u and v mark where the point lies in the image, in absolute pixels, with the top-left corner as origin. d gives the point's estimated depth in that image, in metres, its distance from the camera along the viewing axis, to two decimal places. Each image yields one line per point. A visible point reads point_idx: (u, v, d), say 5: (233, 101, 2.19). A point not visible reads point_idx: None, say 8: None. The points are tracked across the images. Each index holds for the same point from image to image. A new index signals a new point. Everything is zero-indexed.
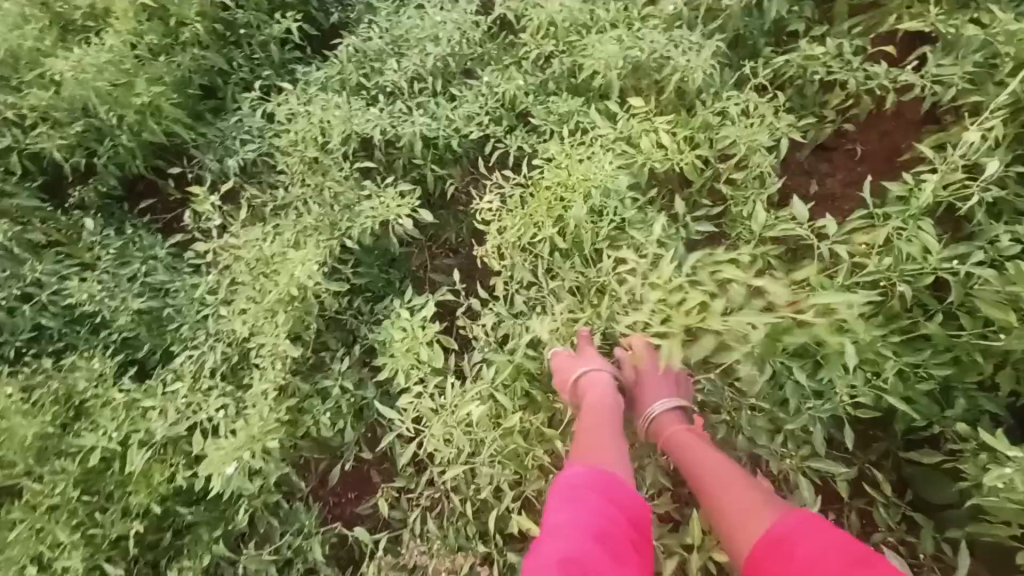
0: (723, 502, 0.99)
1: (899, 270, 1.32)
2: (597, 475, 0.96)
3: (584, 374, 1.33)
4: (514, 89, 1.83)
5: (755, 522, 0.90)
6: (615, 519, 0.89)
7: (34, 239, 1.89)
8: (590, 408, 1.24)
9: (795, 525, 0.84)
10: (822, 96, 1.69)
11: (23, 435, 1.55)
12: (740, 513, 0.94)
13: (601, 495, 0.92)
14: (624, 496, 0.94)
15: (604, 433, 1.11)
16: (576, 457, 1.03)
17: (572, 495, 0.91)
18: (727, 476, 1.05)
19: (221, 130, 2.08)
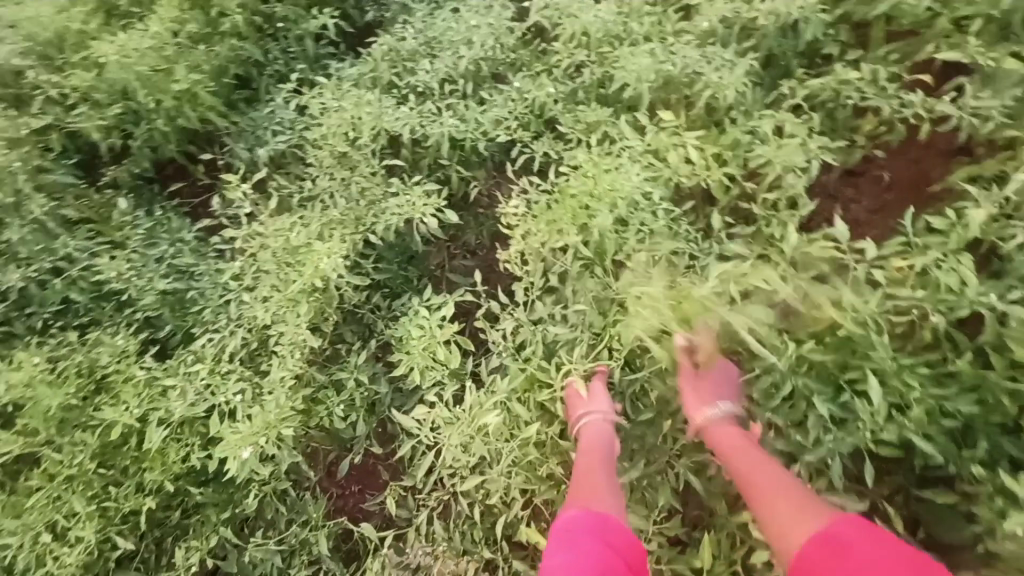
0: (773, 501, 1.08)
1: (935, 301, 1.33)
2: (593, 520, 1.08)
3: (588, 421, 1.38)
4: (543, 96, 1.84)
5: (803, 524, 0.99)
6: (614, 562, 1.00)
7: (68, 215, 1.94)
8: (587, 456, 1.31)
9: (845, 527, 0.94)
10: (855, 121, 1.66)
11: (47, 405, 1.58)
12: (789, 510, 1.03)
13: (596, 536, 1.04)
14: (618, 539, 1.06)
15: (599, 483, 1.22)
16: (573, 503, 1.15)
17: (572, 539, 1.04)
18: (774, 477, 1.13)
19: (253, 120, 2.12)
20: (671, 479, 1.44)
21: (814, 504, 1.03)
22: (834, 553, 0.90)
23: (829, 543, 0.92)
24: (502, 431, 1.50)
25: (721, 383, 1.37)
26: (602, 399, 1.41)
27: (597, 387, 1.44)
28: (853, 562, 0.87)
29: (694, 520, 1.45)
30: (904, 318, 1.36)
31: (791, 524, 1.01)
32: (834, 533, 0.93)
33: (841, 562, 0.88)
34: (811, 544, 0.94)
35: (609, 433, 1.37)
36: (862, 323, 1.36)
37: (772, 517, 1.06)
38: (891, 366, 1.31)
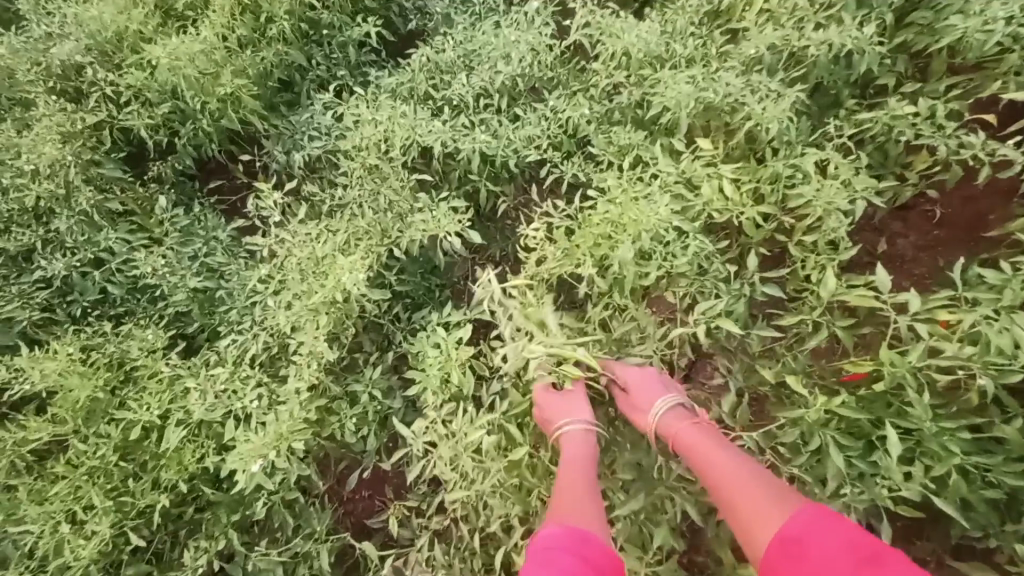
0: (737, 500, 1.00)
1: (984, 361, 1.20)
2: (570, 535, 0.99)
3: (569, 428, 1.34)
4: (578, 116, 1.80)
5: (766, 526, 0.90)
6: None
7: (112, 209, 2.01)
8: (574, 466, 1.26)
9: (807, 523, 0.85)
10: (906, 158, 1.57)
11: (77, 396, 1.64)
12: (751, 511, 0.95)
13: (572, 553, 0.95)
14: (596, 555, 0.97)
15: (579, 495, 1.13)
16: (550, 518, 1.06)
17: (546, 556, 0.95)
18: (737, 473, 1.05)
19: (292, 124, 2.16)
20: (669, 514, 1.36)
21: (777, 498, 0.94)
22: (800, 559, 0.82)
23: (793, 548, 0.84)
24: (507, 458, 1.45)
25: (643, 387, 1.37)
26: (579, 406, 1.38)
27: (569, 395, 1.41)
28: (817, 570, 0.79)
29: (701, 566, 1.41)
30: (948, 377, 1.25)
31: (754, 530, 0.93)
32: (797, 536, 0.85)
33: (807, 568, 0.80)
34: (776, 551, 0.86)
35: (589, 439, 1.33)
36: (897, 378, 1.27)
37: (738, 519, 0.98)
38: (932, 429, 1.21)
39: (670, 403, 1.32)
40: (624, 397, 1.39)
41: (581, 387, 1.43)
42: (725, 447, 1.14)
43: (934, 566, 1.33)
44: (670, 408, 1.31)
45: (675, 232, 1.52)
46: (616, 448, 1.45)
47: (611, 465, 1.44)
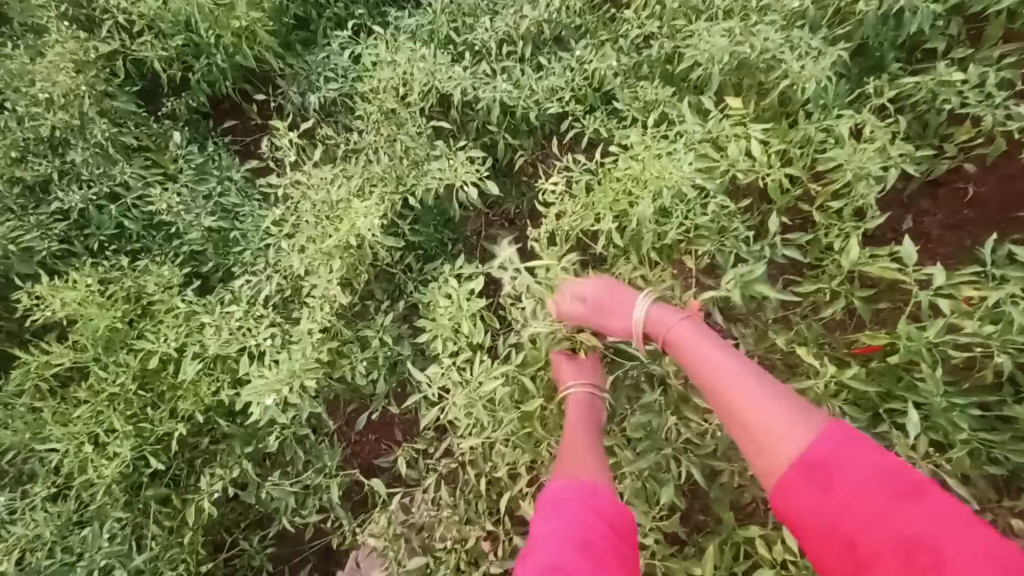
0: (744, 413, 0.90)
1: (1004, 339, 1.19)
2: (581, 488, 1.01)
3: (574, 390, 1.35)
4: (605, 67, 1.72)
5: (785, 449, 0.83)
6: (596, 527, 0.93)
7: (127, 142, 1.99)
8: (579, 423, 1.28)
9: (836, 449, 0.79)
10: (947, 128, 1.50)
11: (96, 325, 1.68)
12: (765, 430, 0.86)
13: (585, 504, 0.97)
14: (608, 505, 0.99)
15: (585, 451, 1.15)
16: (559, 471, 1.08)
17: (560, 507, 0.97)
18: (742, 381, 0.94)
19: (308, 64, 2.09)
20: (672, 472, 1.38)
21: (794, 415, 0.86)
22: (829, 486, 0.78)
23: (819, 475, 0.79)
24: (521, 413, 1.46)
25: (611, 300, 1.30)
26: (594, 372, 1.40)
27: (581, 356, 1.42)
28: (849, 501, 0.75)
29: (698, 522, 1.44)
30: (963, 354, 1.24)
31: (770, 451, 0.85)
32: (824, 462, 0.79)
33: (837, 497, 0.76)
34: (798, 475, 0.81)
35: (587, 400, 1.34)
36: (912, 353, 1.26)
37: (747, 435, 0.89)
38: (939, 404, 1.21)
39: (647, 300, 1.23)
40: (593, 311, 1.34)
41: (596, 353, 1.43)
42: (717, 347, 1.02)
43: None
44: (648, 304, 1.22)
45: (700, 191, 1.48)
46: (628, 409, 1.47)
47: (621, 422, 1.46)
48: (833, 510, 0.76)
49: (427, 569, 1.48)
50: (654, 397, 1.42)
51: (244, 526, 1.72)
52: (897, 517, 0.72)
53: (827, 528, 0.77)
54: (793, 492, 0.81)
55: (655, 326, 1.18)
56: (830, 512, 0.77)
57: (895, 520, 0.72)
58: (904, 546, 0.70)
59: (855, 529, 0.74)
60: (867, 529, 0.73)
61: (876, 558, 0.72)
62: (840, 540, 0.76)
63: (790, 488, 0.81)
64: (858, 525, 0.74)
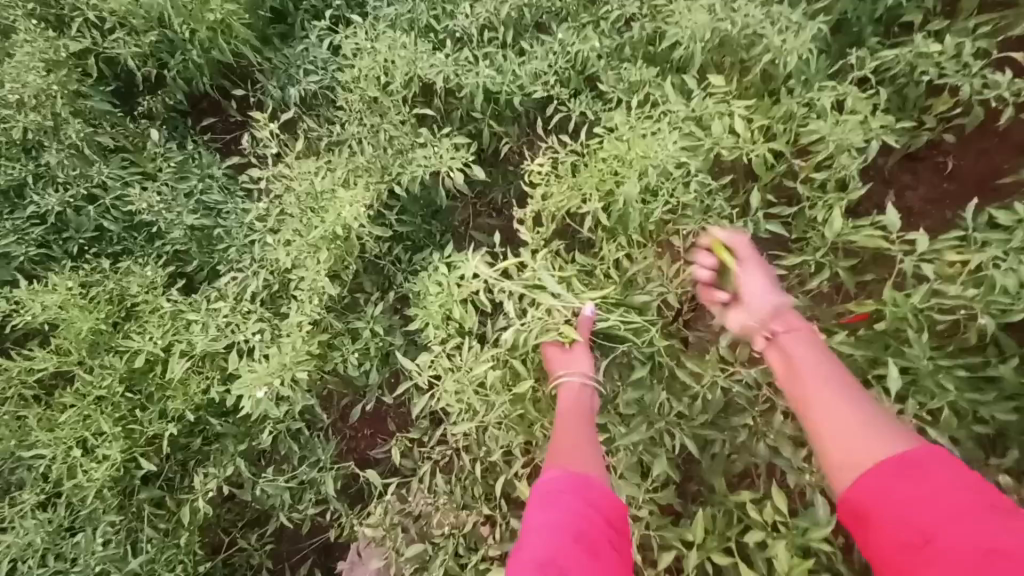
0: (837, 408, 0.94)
1: (987, 301, 1.21)
2: (576, 479, 0.99)
3: (563, 381, 1.33)
4: (587, 50, 1.70)
5: (872, 442, 0.86)
6: (592, 519, 0.93)
7: (104, 143, 1.95)
8: (573, 417, 1.26)
9: (929, 457, 0.81)
10: (925, 99, 1.50)
11: (79, 328, 1.65)
12: (853, 424, 0.90)
13: (580, 496, 0.96)
14: (603, 498, 0.98)
15: (580, 443, 1.13)
16: (554, 461, 1.07)
17: (554, 499, 0.96)
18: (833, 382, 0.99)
19: (287, 57, 2.05)
20: (667, 447, 1.39)
21: (888, 424, 0.89)
22: (911, 484, 0.80)
23: (902, 474, 0.81)
24: (512, 394, 1.46)
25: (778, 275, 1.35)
26: (587, 360, 1.36)
27: (572, 346, 1.38)
28: (931, 500, 0.77)
29: (694, 495, 1.44)
30: (948, 317, 1.25)
31: (852, 443, 0.88)
32: (912, 461, 0.82)
33: (917, 493, 0.78)
34: (881, 468, 0.83)
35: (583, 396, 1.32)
36: (899, 319, 1.28)
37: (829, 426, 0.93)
38: (926, 367, 1.24)
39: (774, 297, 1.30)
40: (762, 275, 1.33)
41: (582, 319, 1.40)
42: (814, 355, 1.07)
43: None
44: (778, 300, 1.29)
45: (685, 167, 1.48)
46: (618, 385, 1.46)
47: (613, 400, 1.45)
48: (911, 505, 0.78)
49: (425, 556, 1.47)
50: (644, 373, 1.42)
51: (242, 525, 1.70)
52: (983, 526, 0.71)
53: (899, 522, 0.78)
54: (870, 483, 0.83)
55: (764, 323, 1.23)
56: (906, 504, 0.78)
57: (979, 526, 0.71)
58: (985, 552, 0.69)
59: (929, 525, 0.75)
60: (943, 528, 0.74)
61: (944, 556, 0.72)
62: (910, 535, 0.76)
63: (868, 478, 0.83)
64: (935, 522, 0.74)
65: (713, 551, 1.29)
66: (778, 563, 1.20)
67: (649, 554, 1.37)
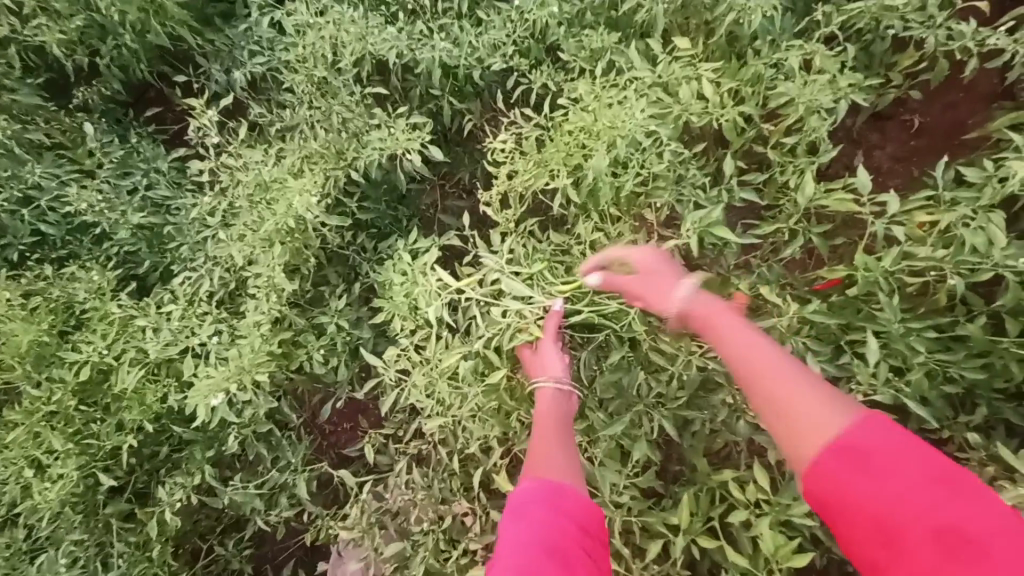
0: (763, 386, 0.75)
1: (956, 262, 1.19)
2: (551, 487, 0.91)
3: (538, 386, 1.25)
4: (546, 16, 1.61)
5: (812, 429, 0.68)
6: (565, 530, 0.84)
7: (35, 139, 1.81)
8: (550, 419, 1.17)
9: (870, 432, 0.66)
10: (890, 56, 1.47)
11: (20, 341, 1.54)
12: (789, 406, 0.71)
13: (554, 506, 0.88)
14: (579, 508, 0.89)
15: (553, 446, 1.04)
16: (527, 469, 0.98)
17: (525, 511, 0.88)
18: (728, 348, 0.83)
19: (230, 38, 1.91)
20: (646, 430, 1.35)
21: (824, 394, 0.71)
22: (858, 471, 0.64)
23: (848, 453, 0.65)
24: (486, 386, 1.39)
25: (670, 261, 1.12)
26: (558, 361, 1.28)
27: (543, 346, 1.31)
28: (882, 483, 0.62)
29: (675, 474, 1.44)
30: (918, 279, 1.25)
31: (790, 431, 0.70)
32: (857, 445, 0.65)
33: (868, 484, 0.63)
34: (825, 461, 0.66)
35: (559, 396, 1.23)
36: (870, 284, 1.26)
37: (770, 419, 0.73)
38: (898, 330, 1.22)
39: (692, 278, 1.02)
40: (643, 278, 1.11)
41: (551, 316, 1.32)
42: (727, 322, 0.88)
43: None
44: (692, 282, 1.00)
45: (656, 136, 1.42)
46: (596, 369, 1.41)
47: (591, 384, 1.40)
48: (859, 499, 0.63)
49: (405, 554, 1.42)
50: (621, 356, 1.36)
51: (219, 531, 1.65)
52: (933, 507, 0.59)
53: (851, 510, 0.64)
54: (819, 479, 0.66)
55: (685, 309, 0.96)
56: (859, 498, 0.63)
57: (930, 508, 0.59)
58: (939, 537, 0.58)
59: (884, 517, 0.61)
60: (898, 518, 0.60)
61: (905, 551, 0.59)
62: (869, 532, 0.62)
63: (814, 473, 0.67)
64: (887, 505, 0.61)
65: (698, 533, 1.26)
66: (764, 543, 1.17)
67: (633, 538, 1.34)
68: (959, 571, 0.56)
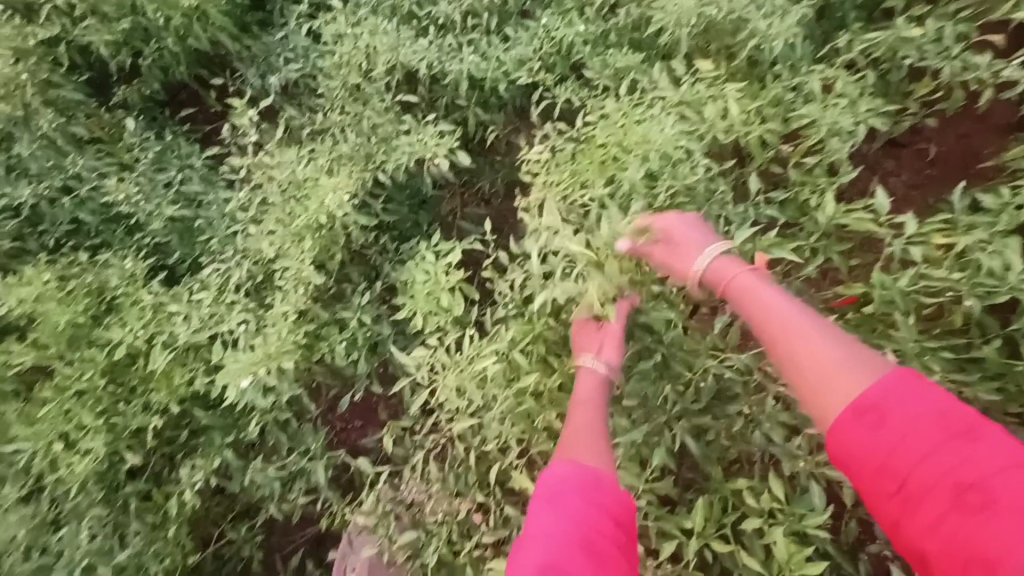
0: (791, 352, 0.81)
1: (972, 283, 1.24)
2: (586, 476, 0.93)
3: (588, 363, 1.26)
4: (573, 35, 1.69)
5: (834, 390, 0.73)
6: (600, 523, 0.86)
7: (78, 133, 1.89)
8: (586, 405, 1.18)
9: (890, 391, 0.69)
10: (906, 85, 1.53)
11: (57, 321, 1.62)
12: (816, 368, 0.77)
13: (589, 499, 0.89)
14: (612, 497, 0.91)
15: (588, 432, 1.07)
16: (561, 453, 1.02)
17: (562, 497, 0.89)
18: (770, 318, 0.88)
19: (266, 45, 2.01)
20: (666, 438, 1.36)
21: (852, 355, 0.75)
22: (876, 428, 0.68)
23: (867, 414, 0.69)
24: (516, 388, 1.42)
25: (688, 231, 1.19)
26: (616, 350, 1.28)
27: (609, 328, 1.29)
28: (901, 442, 0.65)
29: (687, 481, 1.41)
30: (935, 300, 1.28)
31: (814, 390, 0.76)
32: (878, 402, 0.69)
33: (886, 438, 0.67)
34: (845, 419, 0.71)
35: (601, 386, 1.24)
36: (887, 302, 1.30)
37: (795, 380, 0.80)
38: (913, 348, 1.25)
39: (718, 246, 1.10)
40: (665, 243, 1.19)
41: (625, 303, 1.32)
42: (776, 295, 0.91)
43: None
44: (718, 251, 1.08)
45: (687, 151, 1.48)
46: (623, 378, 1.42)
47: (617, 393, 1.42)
48: (878, 455, 0.67)
49: (418, 543, 1.45)
50: (645, 364, 1.38)
51: (231, 519, 1.68)
52: (950, 464, 0.62)
53: (872, 470, 0.68)
54: (840, 437, 0.71)
55: (716, 271, 1.07)
56: (877, 453, 0.67)
57: (944, 465, 0.62)
58: (952, 492, 0.61)
59: (903, 470, 0.65)
60: (916, 473, 0.64)
61: (922, 502, 0.63)
62: (886, 484, 0.66)
63: (835, 431, 0.72)
64: (907, 465, 0.64)
65: (711, 537, 1.27)
66: (778, 550, 1.18)
67: (646, 541, 1.34)
68: (965, 518, 0.59)
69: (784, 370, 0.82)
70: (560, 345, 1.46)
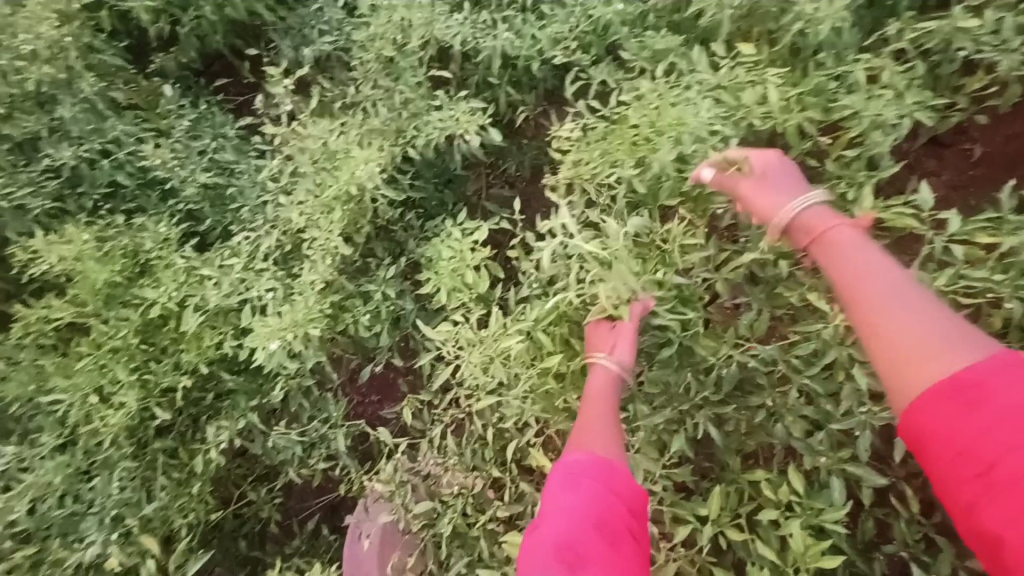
0: (880, 318, 0.74)
1: (1015, 286, 1.20)
2: (601, 464, 0.96)
3: (601, 360, 1.27)
4: (611, 14, 1.65)
5: (931, 363, 0.67)
6: (615, 509, 0.90)
7: (116, 98, 1.93)
8: (601, 401, 1.20)
9: (996, 375, 0.63)
10: (957, 79, 1.45)
11: (95, 279, 1.67)
12: (910, 339, 0.70)
13: (607, 484, 0.93)
14: (626, 486, 0.95)
15: (605, 419, 1.10)
16: (573, 442, 1.04)
17: (576, 479, 0.93)
18: (862, 278, 0.80)
19: (301, 17, 2.01)
20: (686, 427, 1.35)
21: (955, 333, 0.69)
22: (970, 409, 0.62)
23: (964, 392, 0.63)
24: (539, 368, 1.43)
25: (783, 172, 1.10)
26: (630, 346, 1.29)
27: (623, 326, 1.30)
28: (998, 427, 0.59)
29: (703, 470, 1.41)
30: (973, 300, 1.25)
31: (902, 361, 0.70)
32: (978, 382, 0.63)
33: (979, 420, 0.61)
34: (933, 395, 0.65)
35: (614, 387, 1.25)
36: None
37: (879, 348, 0.73)
38: None
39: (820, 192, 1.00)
40: (758, 185, 1.10)
41: (640, 305, 1.33)
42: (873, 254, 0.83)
43: (922, 482, 1.28)
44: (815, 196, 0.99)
45: (721, 134, 1.43)
46: (645, 364, 1.42)
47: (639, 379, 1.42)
48: (967, 436, 0.61)
49: (434, 513, 1.48)
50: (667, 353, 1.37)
51: (251, 480, 1.74)
52: None
53: (956, 449, 0.62)
54: (924, 413, 0.66)
55: (807, 217, 0.97)
56: (966, 434, 0.61)
57: None
58: None
59: (992, 456, 0.59)
60: (1008, 460, 0.58)
61: (1009, 493, 0.57)
62: (968, 467, 0.61)
63: (919, 407, 0.66)
64: (1001, 450, 0.58)
65: (726, 526, 1.27)
66: (795, 542, 1.17)
67: (660, 525, 1.35)
68: None
69: (867, 334, 0.76)
70: (583, 329, 1.46)
